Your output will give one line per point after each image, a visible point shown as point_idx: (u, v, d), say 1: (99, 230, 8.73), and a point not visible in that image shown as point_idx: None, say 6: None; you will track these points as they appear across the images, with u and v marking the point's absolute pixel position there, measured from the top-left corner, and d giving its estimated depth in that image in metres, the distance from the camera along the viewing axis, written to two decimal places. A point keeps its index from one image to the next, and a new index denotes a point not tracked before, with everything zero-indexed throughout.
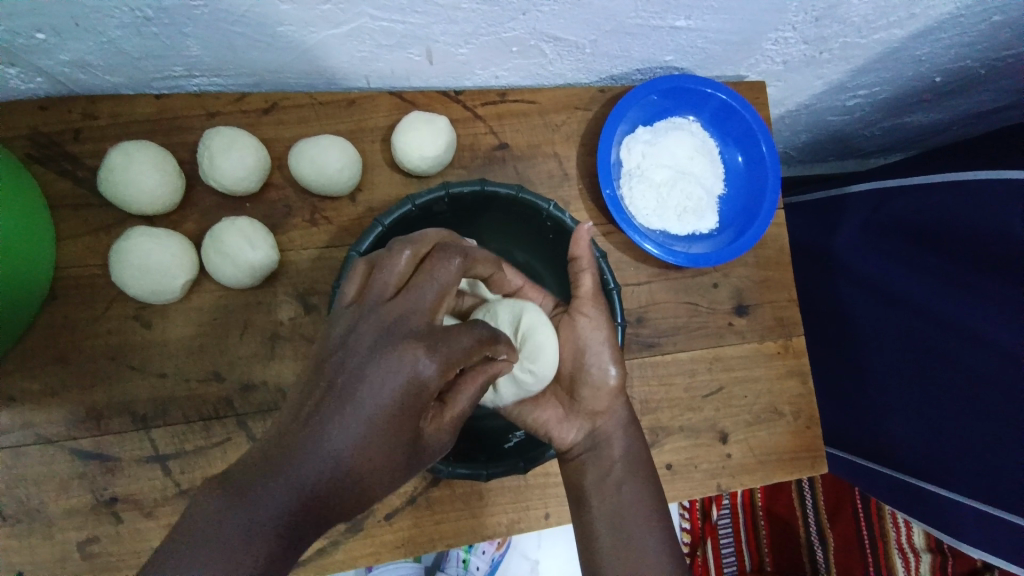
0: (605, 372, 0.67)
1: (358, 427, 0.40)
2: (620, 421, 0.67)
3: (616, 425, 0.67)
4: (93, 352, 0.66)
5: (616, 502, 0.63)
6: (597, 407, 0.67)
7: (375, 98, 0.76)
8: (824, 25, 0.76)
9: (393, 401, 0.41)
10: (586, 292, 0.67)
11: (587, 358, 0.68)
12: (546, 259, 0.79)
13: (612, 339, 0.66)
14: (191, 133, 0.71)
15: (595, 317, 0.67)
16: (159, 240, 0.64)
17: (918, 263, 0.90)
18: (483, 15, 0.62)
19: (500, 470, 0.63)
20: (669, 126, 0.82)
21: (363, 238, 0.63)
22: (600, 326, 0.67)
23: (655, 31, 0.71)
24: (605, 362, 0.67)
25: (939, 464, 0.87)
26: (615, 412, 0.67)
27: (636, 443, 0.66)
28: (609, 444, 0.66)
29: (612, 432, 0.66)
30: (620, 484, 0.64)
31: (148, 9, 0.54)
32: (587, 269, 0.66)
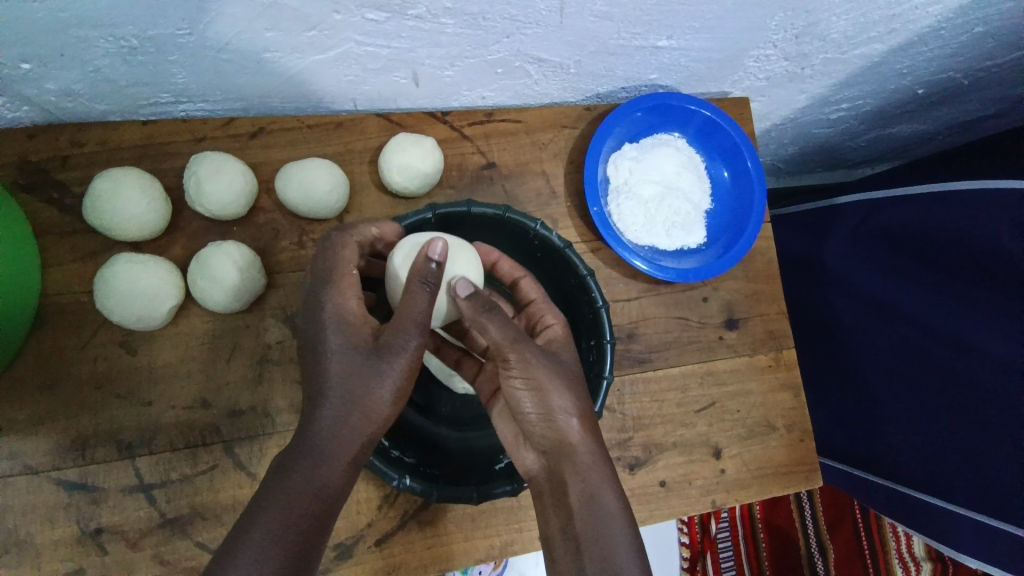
0: (555, 416, 0.55)
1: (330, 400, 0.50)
2: (600, 471, 0.54)
3: (595, 474, 0.54)
4: (80, 379, 0.66)
5: (600, 560, 0.51)
6: (568, 453, 0.55)
7: (363, 120, 0.76)
8: (805, 42, 0.78)
9: (342, 349, 0.50)
10: (499, 343, 0.55)
11: (530, 401, 0.56)
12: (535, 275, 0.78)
13: (553, 378, 0.55)
14: (177, 158, 0.70)
15: (521, 362, 0.55)
16: (145, 266, 0.64)
17: (907, 274, 0.91)
18: (468, 38, 0.63)
19: (489, 493, 0.60)
20: (655, 142, 0.83)
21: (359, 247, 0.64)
22: (535, 367, 0.56)
23: (638, 51, 0.72)
24: (550, 405, 0.55)
25: (932, 473, 0.87)
26: (593, 452, 0.55)
27: (607, 485, 0.54)
28: (586, 496, 0.53)
29: (591, 479, 0.54)
30: (604, 545, 0.51)
31: (133, 38, 0.55)
32: (498, 318, 0.56)
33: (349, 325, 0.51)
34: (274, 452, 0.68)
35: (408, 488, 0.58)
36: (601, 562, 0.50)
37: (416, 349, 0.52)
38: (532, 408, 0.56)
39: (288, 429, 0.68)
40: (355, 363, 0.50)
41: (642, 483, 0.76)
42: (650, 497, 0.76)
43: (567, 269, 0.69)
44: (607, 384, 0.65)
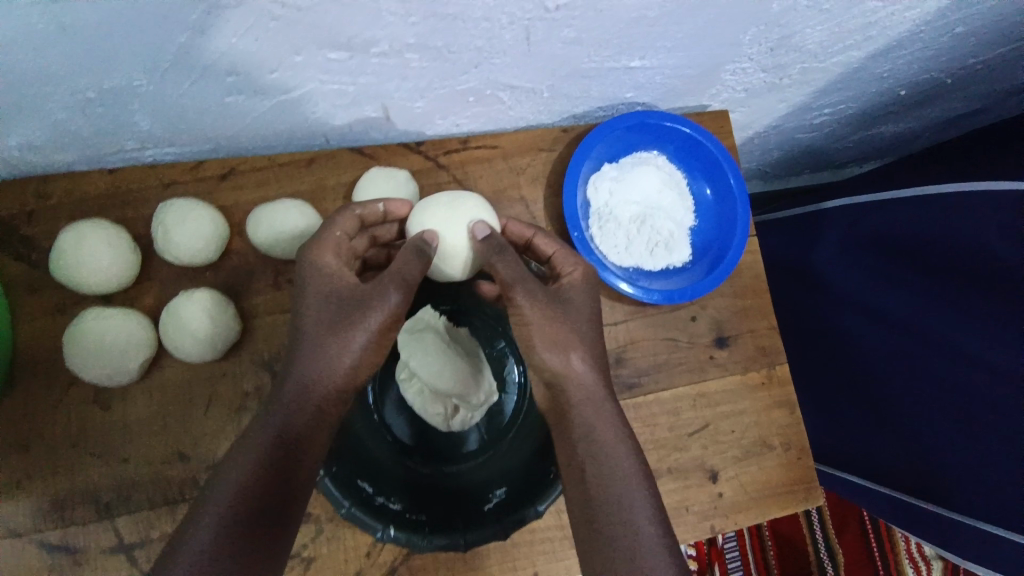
0: (557, 354, 0.60)
1: (309, 348, 0.55)
2: (608, 406, 0.59)
3: (603, 412, 0.59)
4: (55, 439, 0.64)
5: (608, 485, 0.56)
6: (579, 391, 0.59)
7: (335, 155, 0.74)
8: (781, 54, 0.76)
9: (324, 299, 0.57)
10: (507, 282, 0.61)
11: (537, 339, 0.60)
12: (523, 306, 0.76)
13: (553, 316, 0.60)
14: (146, 205, 0.69)
15: (526, 301, 0.60)
16: (114, 322, 0.62)
17: (899, 281, 0.89)
18: (435, 71, 0.62)
19: (478, 539, 0.59)
20: (635, 161, 0.82)
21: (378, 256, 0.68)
22: (538, 305, 0.60)
23: (611, 72, 0.71)
24: (555, 341, 0.60)
25: (933, 483, 0.85)
26: (599, 391, 0.60)
27: (607, 416, 0.59)
28: (594, 432, 0.58)
29: (603, 414, 0.59)
30: (620, 475, 0.56)
31: (90, 91, 0.54)
32: (505, 261, 0.62)
33: (334, 281, 0.58)
34: None
35: (393, 540, 0.58)
36: (613, 491, 0.56)
37: (397, 302, 0.57)
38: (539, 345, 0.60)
39: None
40: (337, 310, 0.56)
41: None
42: None
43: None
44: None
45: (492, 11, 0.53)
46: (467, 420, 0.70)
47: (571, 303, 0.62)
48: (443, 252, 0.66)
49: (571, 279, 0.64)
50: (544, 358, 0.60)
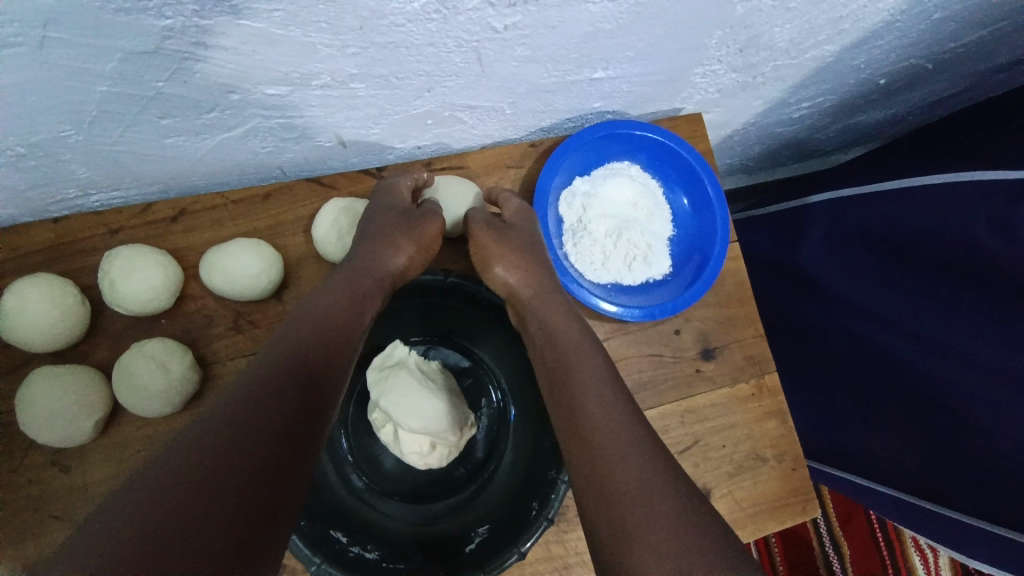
0: (507, 267, 0.66)
1: (376, 244, 0.64)
2: (562, 306, 0.63)
3: (556, 307, 0.63)
4: (11, 508, 0.61)
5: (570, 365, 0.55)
6: (530, 292, 0.64)
7: (293, 187, 0.71)
8: (751, 54, 0.73)
9: (387, 208, 0.67)
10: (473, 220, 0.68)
11: (491, 259, 0.66)
12: (493, 350, 0.74)
13: (507, 237, 0.66)
14: (94, 255, 0.66)
15: (482, 229, 0.67)
16: (62, 382, 0.59)
17: (885, 278, 0.86)
18: (385, 98, 0.59)
19: None
20: (608, 173, 0.79)
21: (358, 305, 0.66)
22: (486, 232, 0.67)
23: (574, 85, 0.68)
24: (505, 260, 0.65)
25: (933, 483, 0.82)
26: (549, 289, 0.65)
27: (562, 311, 0.62)
28: (547, 320, 0.61)
29: (557, 311, 0.62)
30: (575, 353, 0.56)
31: (16, 147, 0.51)
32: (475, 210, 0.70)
33: (391, 204, 0.68)
34: None
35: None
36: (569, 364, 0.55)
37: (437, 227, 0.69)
38: (496, 266, 0.66)
39: None
40: (399, 217, 0.67)
41: None
42: None
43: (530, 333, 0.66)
44: (564, 488, 0.58)
45: (436, 36, 0.50)
46: (447, 456, 0.66)
47: (514, 226, 0.68)
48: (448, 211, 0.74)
49: (512, 208, 0.71)
50: (493, 270, 0.66)
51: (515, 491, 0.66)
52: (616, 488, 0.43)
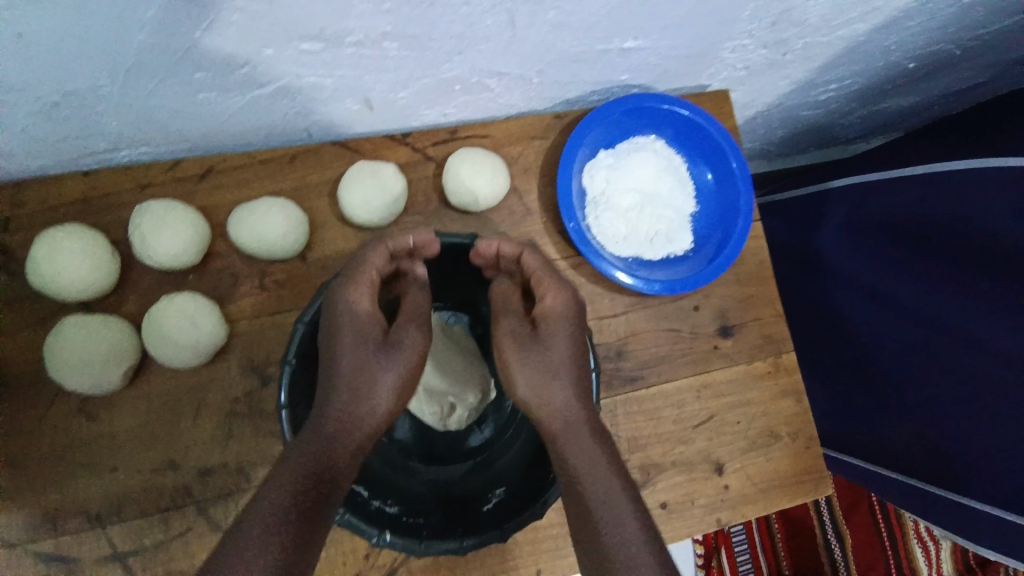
0: (538, 396, 0.58)
1: (351, 387, 0.55)
2: (587, 430, 0.56)
3: (580, 432, 0.56)
4: (40, 453, 0.63)
5: (573, 446, 0.56)
6: (555, 420, 0.57)
7: (319, 150, 0.72)
8: (782, 29, 0.72)
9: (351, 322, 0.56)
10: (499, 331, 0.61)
11: (522, 375, 0.58)
12: None
13: (548, 369, 0.58)
14: (124, 209, 0.67)
15: (518, 368, 0.59)
16: (93, 330, 0.60)
17: (906, 263, 0.85)
18: (415, 61, 0.58)
19: (476, 544, 0.57)
20: (632, 147, 0.79)
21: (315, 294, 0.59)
22: (523, 372, 0.58)
23: (603, 55, 0.67)
24: (536, 388, 0.57)
25: (944, 468, 0.82)
26: (578, 418, 0.57)
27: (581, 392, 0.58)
28: (574, 459, 0.55)
29: (587, 450, 0.55)
30: (593, 474, 0.54)
31: (52, 95, 0.51)
32: (509, 333, 0.61)
33: (356, 317, 0.56)
34: None
35: (389, 544, 0.55)
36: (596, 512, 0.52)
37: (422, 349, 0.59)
38: (524, 387, 0.58)
39: None
40: (367, 325, 0.57)
41: None
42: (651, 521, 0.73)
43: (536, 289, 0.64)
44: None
45: None
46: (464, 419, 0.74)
47: (547, 341, 0.60)
48: (468, 184, 0.71)
49: (549, 309, 0.61)
50: (515, 382, 0.59)
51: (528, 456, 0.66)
52: (612, 559, 0.50)
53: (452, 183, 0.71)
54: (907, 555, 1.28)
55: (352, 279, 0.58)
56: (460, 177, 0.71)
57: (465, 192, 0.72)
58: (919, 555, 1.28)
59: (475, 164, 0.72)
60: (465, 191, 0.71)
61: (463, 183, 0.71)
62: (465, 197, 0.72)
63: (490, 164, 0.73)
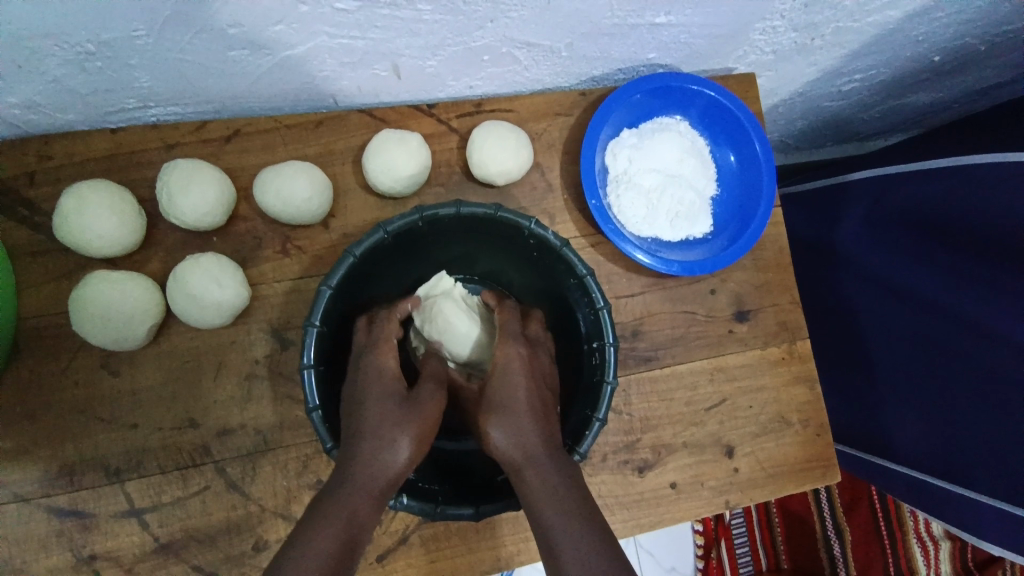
0: (508, 436, 0.54)
1: (374, 436, 0.52)
2: (553, 467, 0.52)
3: (546, 466, 0.52)
4: (61, 405, 0.63)
5: (534, 484, 0.52)
6: (520, 460, 0.53)
7: (344, 117, 0.71)
8: (815, 12, 0.71)
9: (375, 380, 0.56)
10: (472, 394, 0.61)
11: (494, 424, 0.55)
12: (527, 278, 0.73)
13: (527, 407, 0.55)
14: (150, 168, 0.67)
15: (496, 416, 0.55)
16: (118, 285, 0.61)
17: (926, 256, 0.85)
18: (448, 26, 0.58)
19: (487, 510, 0.57)
20: (656, 127, 0.78)
21: (332, 267, 0.57)
22: (497, 421, 0.55)
23: (634, 30, 0.67)
24: (509, 428, 0.54)
25: (953, 462, 0.83)
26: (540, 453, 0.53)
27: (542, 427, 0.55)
28: (534, 492, 0.51)
29: (551, 482, 0.52)
30: (555, 513, 0.49)
31: (87, 44, 0.51)
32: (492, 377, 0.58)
33: (381, 375, 0.56)
34: (266, 472, 0.65)
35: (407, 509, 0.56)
36: (556, 551, 0.48)
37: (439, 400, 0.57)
38: (496, 434, 0.54)
39: (280, 447, 0.66)
40: (389, 383, 0.56)
41: (652, 486, 0.74)
42: (660, 500, 0.73)
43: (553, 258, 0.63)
44: (598, 427, 0.58)
45: None
46: None
47: (518, 381, 0.57)
48: (492, 156, 0.71)
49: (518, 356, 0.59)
50: (493, 439, 0.54)
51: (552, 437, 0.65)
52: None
53: (477, 155, 0.71)
54: (907, 555, 1.26)
55: (375, 343, 0.59)
56: (484, 149, 0.71)
57: (489, 165, 0.71)
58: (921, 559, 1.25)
59: (500, 137, 0.71)
60: (488, 163, 0.71)
61: (487, 155, 0.71)
62: (489, 170, 0.71)
63: (517, 139, 0.72)
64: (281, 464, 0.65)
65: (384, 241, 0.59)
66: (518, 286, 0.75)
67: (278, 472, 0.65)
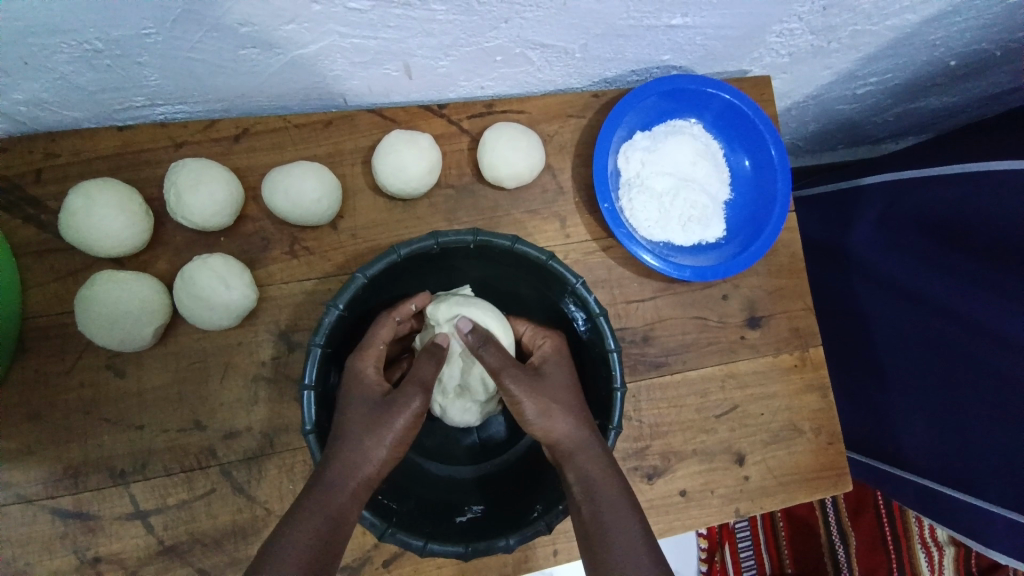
0: (546, 417, 0.57)
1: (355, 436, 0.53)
2: (597, 453, 0.55)
3: (590, 453, 0.55)
4: (66, 406, 0.62)
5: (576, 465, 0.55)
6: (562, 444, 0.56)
7: (354, 117, 0.71)
8: (833, 14, 0.70)
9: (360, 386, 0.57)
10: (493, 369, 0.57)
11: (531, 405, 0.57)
12: (540, 311, 0.71)
13: (569, 393, 0.59)
14: (158, 166, 0.66)
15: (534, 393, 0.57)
16: (125, 286, 0.60)
17: (939, 262, 0.84)
18: (461, 26, 0.57)
19: (437, 550, 0.55)
20: (669, 130, 0.77)
21: (377, 261, 0.57)
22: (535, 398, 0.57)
23: (649, 31, 0.65)
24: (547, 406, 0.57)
25: (962, 470, 0.82)
26: (587, 440, 0.56)
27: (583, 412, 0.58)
28: (584, 473, 0.54)
29: (593, 470, 0.54)
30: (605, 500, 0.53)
31: (96, 41, 0.50)
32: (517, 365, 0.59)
33: (362, 382, 0.57)
34: (273, 475, 0.64)
35: (393, 540, 0.55)
36: (609, 530, 0.51)
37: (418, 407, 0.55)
38: (533, 410, 0.57)
39: (287, 451, 0.65)
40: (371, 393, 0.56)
41: (661, 493, 0.73)
42: (669, 508, 0.73)
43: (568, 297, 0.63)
44: (614, 435, 0.59)
45: None
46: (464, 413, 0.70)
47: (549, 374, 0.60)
48: (503, 158, 0.70)
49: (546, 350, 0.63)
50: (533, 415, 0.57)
51: (525, 467, 0.68)
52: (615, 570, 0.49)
53: (488, 157, 0.70)
54: (911, 562, 1.23)
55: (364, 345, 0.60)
56: (495, 150, 0.70)
57: (500, 167, 0.70)
58: (927, 567, 1.21)
59: (510, 138, 0.70)
60: (499, 165, 0.70)
61: (497, 157, 0.70)
62: (499, 172, 0.70)
63: (527, 139, 0.71)
64: (287, 467, 0.65)
65: (431, 250, 0.59)
66: (529, 317, 0.73)
67: (285, 475, 0.65)
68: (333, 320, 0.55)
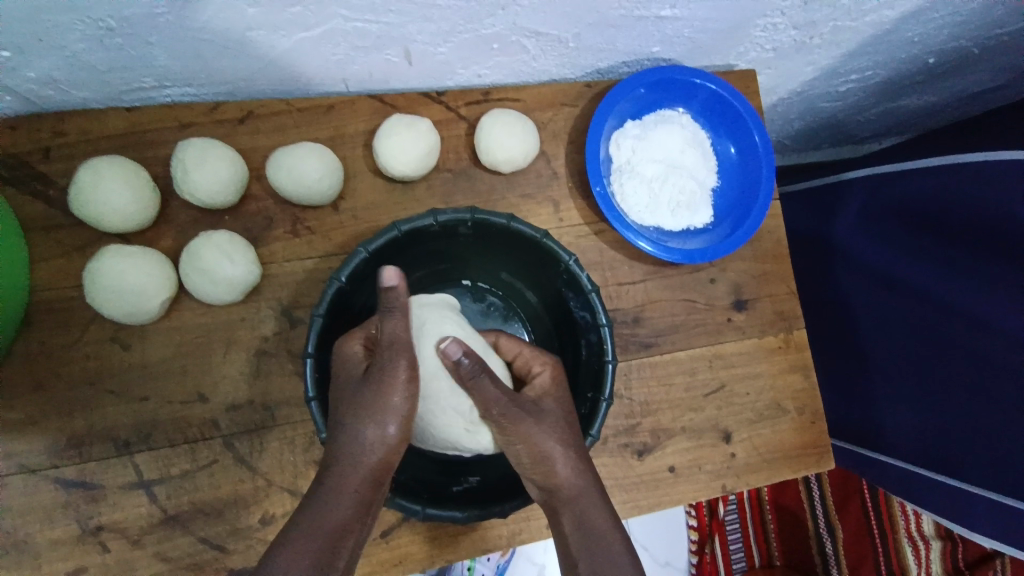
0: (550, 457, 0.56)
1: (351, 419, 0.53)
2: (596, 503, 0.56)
3: (592, 501, 0.56)
4: (70, 377, 0.64)
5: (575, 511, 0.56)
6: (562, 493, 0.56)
7: (355, 102, 0.73)
8: (814, 9, 0.74)
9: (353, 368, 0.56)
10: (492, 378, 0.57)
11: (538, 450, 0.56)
12: (535, 288, 0.74)
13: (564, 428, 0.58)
14: (164, 146, 0.68)
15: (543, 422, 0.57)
16: (132, 260, 0.62)
17: (917, 250, 0.87)
18: (460, 12, 0.59)
19: (433, 515, 0.57)
20: (658, 119, 0.80)
21: (378, 235, 0.59)
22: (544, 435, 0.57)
23: (640, 22, 0.68)
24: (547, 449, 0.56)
25: (942, 451, 0.85)
26: (588, 486, 0.57)
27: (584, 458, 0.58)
28: (585, 522, 0.55)
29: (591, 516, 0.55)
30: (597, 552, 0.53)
31: (109, 19, 0.52)
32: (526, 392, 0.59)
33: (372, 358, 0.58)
34: (274, 446, 0.66)
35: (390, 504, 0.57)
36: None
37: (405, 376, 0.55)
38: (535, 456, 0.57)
39: (288, 423, 0.67)
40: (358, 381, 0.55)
41: (650, 468, 0.75)
42: (658, 483, 0.75)
43: (562, 277, 0.66)
44: (604, 406, 0.61)
45: None
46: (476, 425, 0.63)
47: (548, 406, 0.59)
48: (499, 143, 0.72)
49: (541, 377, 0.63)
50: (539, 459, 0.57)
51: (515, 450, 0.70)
52: None
53: (485, 142, 0.72)
54: (897, 555, 1.23)
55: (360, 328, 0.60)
56: (490, 135, 0.72)
57: (495, 152, 0.73)
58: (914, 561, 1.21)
59: (506, 123, 0.73)
60: (494, 150, 0.72)
61: (493, 143, 0.72)
62: (495, 158, 0.73)
63: (521, 123, 0.74)
64: (288, 440, 0.66)
65: (430, 227, 0.62)
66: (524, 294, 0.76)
67: (286, 447, 0.66)
68: (334, 292, 0.57)
